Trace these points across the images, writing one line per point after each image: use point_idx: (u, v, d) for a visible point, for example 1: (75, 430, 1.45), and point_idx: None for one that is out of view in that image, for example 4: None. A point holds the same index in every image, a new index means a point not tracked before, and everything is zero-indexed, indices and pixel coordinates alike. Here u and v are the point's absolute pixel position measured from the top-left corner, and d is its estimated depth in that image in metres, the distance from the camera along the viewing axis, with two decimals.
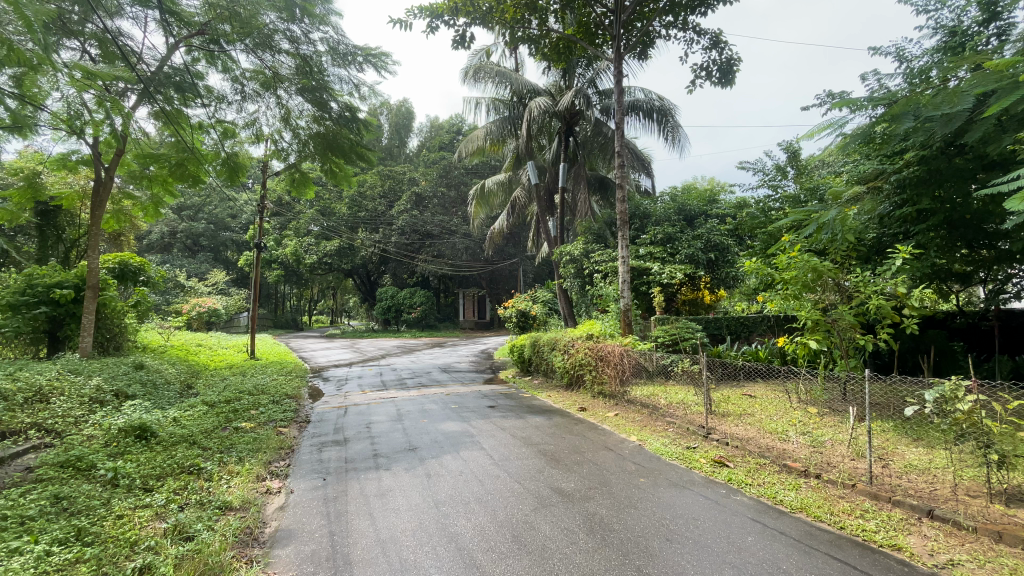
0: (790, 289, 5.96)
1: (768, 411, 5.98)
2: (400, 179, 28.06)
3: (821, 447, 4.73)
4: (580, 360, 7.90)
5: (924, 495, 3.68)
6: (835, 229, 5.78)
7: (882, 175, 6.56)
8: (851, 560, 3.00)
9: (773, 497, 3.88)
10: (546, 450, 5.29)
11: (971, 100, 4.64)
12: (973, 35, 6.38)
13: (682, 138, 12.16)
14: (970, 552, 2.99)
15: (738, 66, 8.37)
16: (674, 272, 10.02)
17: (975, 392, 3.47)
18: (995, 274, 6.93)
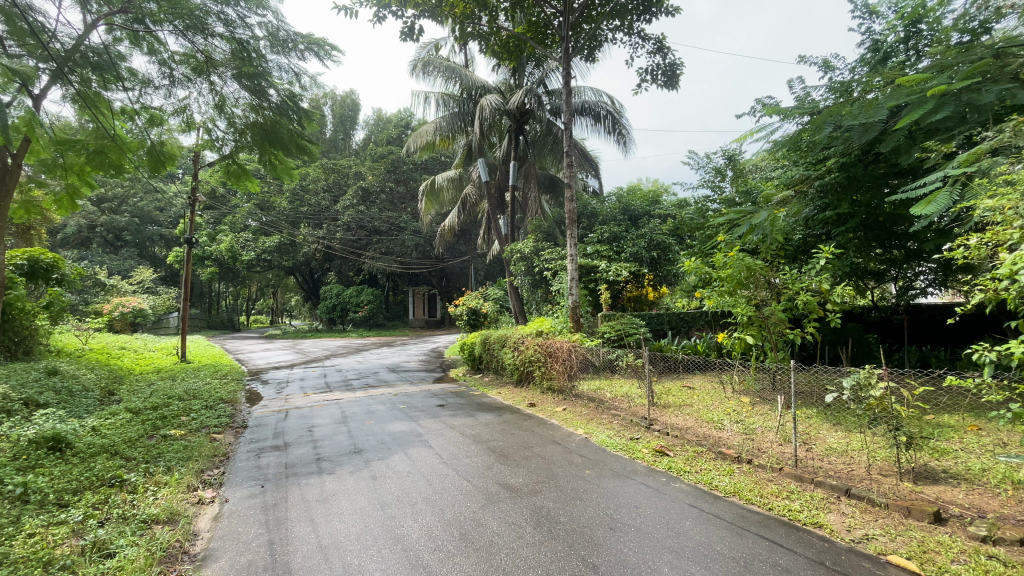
0: (724, 286, 6.27)
1: (705, 401, 6.28)
2: (345, 173, 27.13)
3: (752, 434, 5.01)
4: (529, 356, 7.93)
5: (842, 475, 3.98)
6: (766, 230, 6.17)
7: (807, 180, 7.02)
8: (778, 538, 3.21)
9: (708, 483, 4.08)
10: (495, 446, 5.29)
11: (885, 112, 5.08)
12: (892, 51, 6.90)
13: (628, 140, 12.53)
14: (882, 527, 3.28)
15: (681, 70, 8.67)
16: (620, 269, 10.36)
17: (885, 378, 3.80)
18: (904, 271, 7.60)
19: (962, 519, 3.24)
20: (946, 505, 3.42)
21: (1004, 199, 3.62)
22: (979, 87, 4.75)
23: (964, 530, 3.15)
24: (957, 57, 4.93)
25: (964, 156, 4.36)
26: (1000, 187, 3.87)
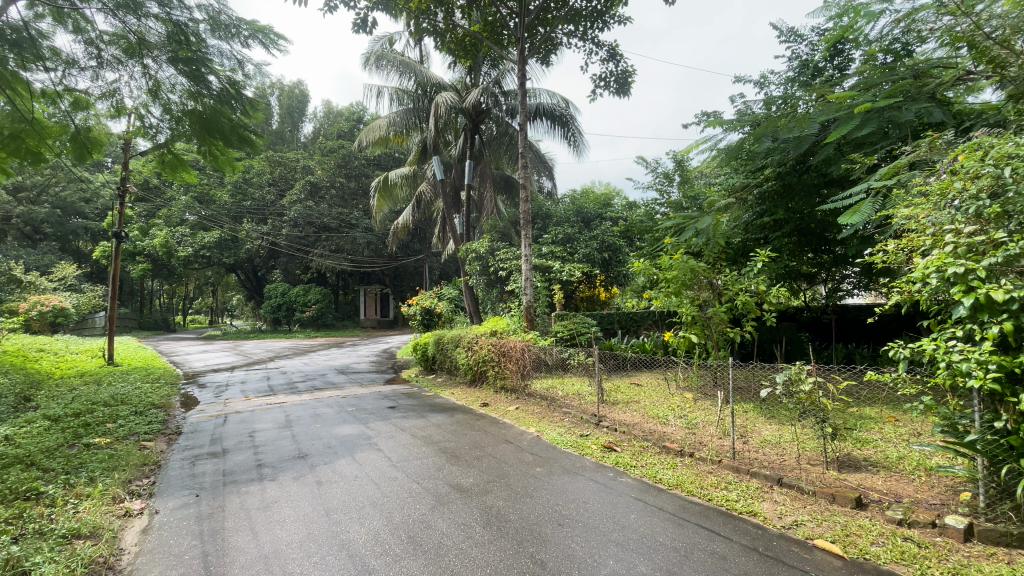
0: (671, 287, 6.50)
1: (651, 398, 6.49)
2: (292, 166, 26.10)
3: (694, 428, 5.23)
4: (482, 356, 7.88)
5: (775, 465, 4.22)
6: (709, 233, 6.53)
7: (747, 188, 7.38)
8: (716, 527, 3.36)
9: (653, 477, 4.22)
10: (446, 447, 5.24)
11: (817, 126, 5.43)
12: (822, 67, 7.38)
13: (582, 143, 12.76)
14: (809, 513, 3.50)
15: (633, 77, 8.91)
16: (573, 270, 10.50)
17: (813, 374, 4.07)
18: (833, 274, 8.16)
19: (880, 504, 3.52)
20: (866, 491, 3.69)
21: (917, 208, 3.95)
22: (899, 106, 5.16)
23: (882, 513, 3.42)
24: (882, 77, 5.40)
25: (886, 169, 4.74)
26: (915, 197, 4.21)
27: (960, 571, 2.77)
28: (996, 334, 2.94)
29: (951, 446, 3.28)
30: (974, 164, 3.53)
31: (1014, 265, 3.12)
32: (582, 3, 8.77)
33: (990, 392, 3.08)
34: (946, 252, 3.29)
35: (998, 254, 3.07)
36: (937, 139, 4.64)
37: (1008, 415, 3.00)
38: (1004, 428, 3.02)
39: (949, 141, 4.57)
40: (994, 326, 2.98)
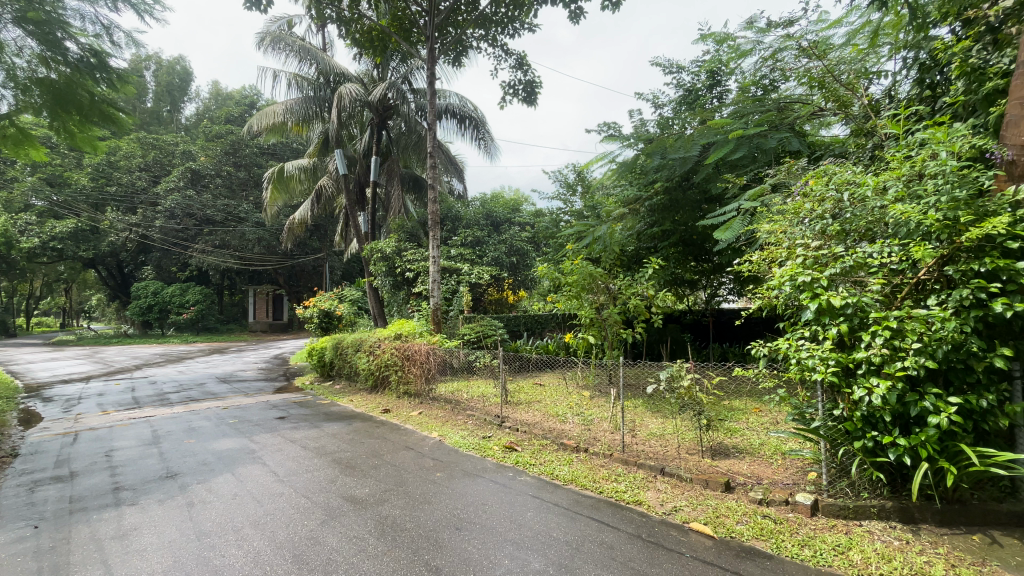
0: (572, 290, 6.80)
1: (552, 397, 6.72)
2: (170, 151, 23.39)
3: (590, 424, 5.51)
4: (385, 360, 7.60)
5: (659, 456, 4.56)
6: (606, 242, 7.03)
7: (639, 200, 7.89)
8: (605, 518, 3.55)
9: (550, 474, 4.35)
10: (341, 457, 4.99)
11: (698, 149, 6.19)
12: (703, 94, 8.12)
13: (491, 147, 12.88)
14: (687, 498, 3.83)
15: (539, 87, 9.17)
16: (482, 272, 10.54)
17: (691, 371, 4.49)
18: (712, 280, 9.09)
19: (745, 486, 3.95)
20: (734, 475, 4.13)
21: (777, 224, 4.51)
22: (765, 134, 5.88)
23: (746, 494, 3.84)
24: (753, 108, 6.13)
25: (754, 191, 5.40)
26: (775, 214, 4.80)
27: (806, 542, 3.19)
28: (835, 333, 3.46)
29: (801, 432, 3.79)
30: (821, 189, 4.11)
31: (850, 276, 3.69)
32: (492, 8, 8.87)
33: (830, 384, 3.60)
34: (798, 263, 3.80)
35: (837, 266, 3.62)
36: (793, 165, 5.34)
37: (844, 404, 3.54)
38: (841, 415, 3.55)
39: (802, 168, 5.28)
40: (833, 327, 3.50)
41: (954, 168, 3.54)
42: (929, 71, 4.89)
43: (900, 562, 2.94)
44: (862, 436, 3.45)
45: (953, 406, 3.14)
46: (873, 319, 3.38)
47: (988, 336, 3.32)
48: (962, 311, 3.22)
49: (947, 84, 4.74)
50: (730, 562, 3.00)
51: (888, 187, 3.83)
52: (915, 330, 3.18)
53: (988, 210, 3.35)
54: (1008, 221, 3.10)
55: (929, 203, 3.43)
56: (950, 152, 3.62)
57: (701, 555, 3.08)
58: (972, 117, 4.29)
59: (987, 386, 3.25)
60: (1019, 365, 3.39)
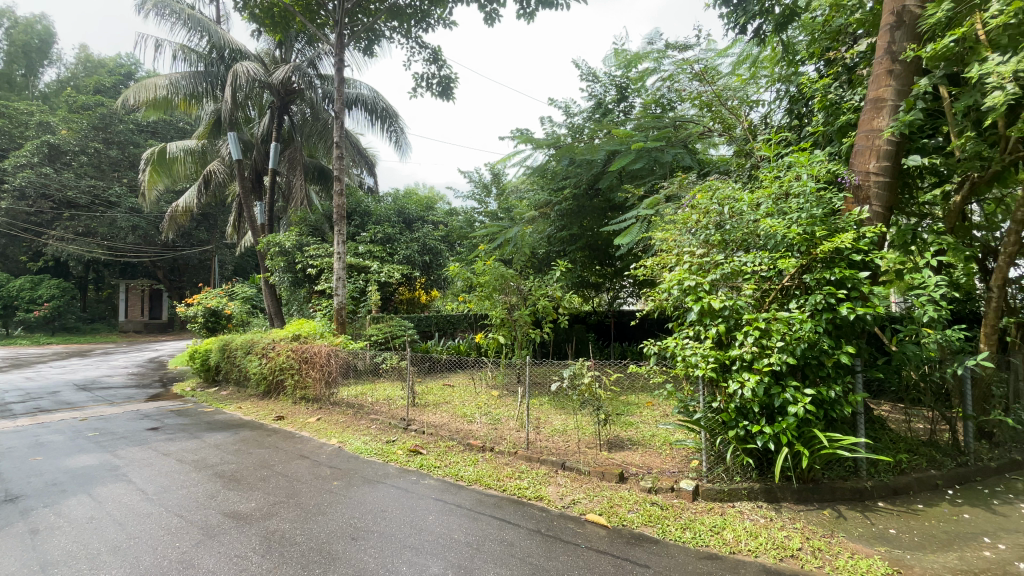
0: (483, 291, 6.81)
1: (460, 397, 6.69)
2: (22, 121, 19.98)
3: (497, 424, 5.55)
4: (280, 363, 7.06)
5: (560, 452, 4.71)
6: (517, 243, 7.32)
7: (550, 205, 8.12)
8: (507, 516, 3.60)
9: (454, 475, 4.33)
10: (225, 470, 4.56)
11: (603, 155, 6.56)
12: (611, 108, 8.46)
13: (404, 142, 12.55)
14: (584, 491, 4.00)
15: (454, 84, 9.09)
16: (392, 272, 10.30)
17: (592, 368, 4.72)
18: (615, 283, 9.60)
19: (637, 476, 4.20)
20: (628, 466, 4.38)
21: (668, 233, 4.88)
22: (663, 149, 6.32)
23: (638, 484, 4.09)
24: (653, 123, 6.60)
25: (649, 201, 5.83)
26: (667, 224, 5.20)
27: (688, 525, 3.47)
28: (714, 333, 3.82)
29: (685, 423, 4.13)
30: (707, 202, 4.51)
31: (728, 281, 4.08)
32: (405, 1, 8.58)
33: (709, 379, 3.95)
34: (685, 269, 4.14)
35: (717, 272, 4.00)
36: (685, 179, 5.82)
37: (721, 397, 3.91)
38: (719, 407, 3.91)
39: (692, 183, 5.77)
40: (713, 327, 3.86)
41: (812, 189, 4.05)
42: (797, 102, 5.56)
43: (765, 538, 3.30)
44: (735, 426, 3.84)
45: (808, 396, 3.60)
46: (746, 320, 3.78)
47: (837, 336, 3.85)
48: (817, 313, 3.70)
49: (811, 115, 5.42)
50: (621, 549, 3.17)
51: (760, 204, 4.29)
52: (779, 330, 3.61)
53: (839, 227, 3.87)
54: (852, 237, 3.62)
55: (793, 219, 3.90)
56: (810, 175, 4.14)
57: (595, 545, 3.22)
58: (829, 146, 4.95)
59: (834, 379, 3.76)
60: (859, 361, 3.97)
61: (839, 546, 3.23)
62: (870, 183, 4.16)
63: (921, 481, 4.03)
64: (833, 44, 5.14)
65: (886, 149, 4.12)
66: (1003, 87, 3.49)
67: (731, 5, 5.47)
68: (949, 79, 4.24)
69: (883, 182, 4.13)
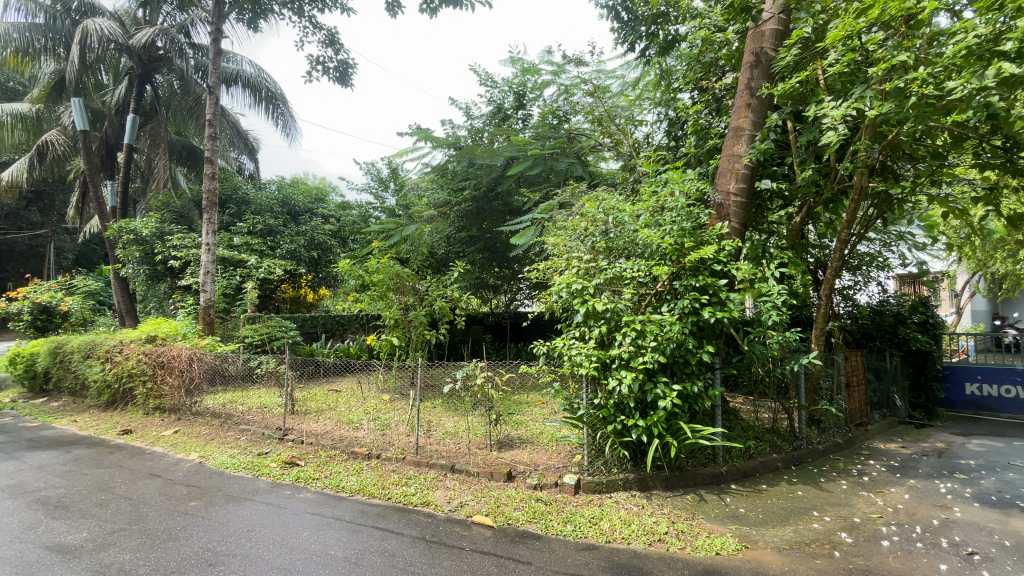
0: (376, 291, 6.44)
1: (346, 403, 6.34)
2: None
3: (385, 429, 5.33)
4: (128, 369, 6.13)
5: (450, 455, 4.63)
6: (414, 242, 7.19)
7: (449, 205, 8.10)
8: (389, 526, 3.46)
9: (335, 486, 4.07)
10: (48, 497, 3.82)
11: (502, 160, 6.80)
12: (510, 114, 8.61)
13: (293, 127, 11.67)
14: (472, 493, 3.97)
15: (353, 70, 8.62)
16: (274, 267, 9.52)
17: (484, 369, 4.74)
18: (512, 287, 9.75)
19: (524, 473, 4.29)
20: (516, 464, 4.45)
21: (560, 239, 5.11)
22: (557, 157, 6.63)
23: (524, 481, 4.17)
24: (550, 133, 6.85)
25: (544, 207, 6.04)
26: (559, 230, 5.41)
27: (569, 518, 3.62)
28: (597, 334, 4.03)
29: (569, 420, 4.31)
30: (594, 211, 4.77)
31: (611, 286, 4.34)
32: None
33: (592, 378, 4.17)
34: (574, 273, 4.33)
35: (601, 277, 4.24)
36: (576, 188, 6.11)
37: (601, 394, 4.15)
38: (600, 403, 4.16)
39: (583, 192, 6.08)
40: (596, 328, 4.07)
41: (683, 205, 4.47)
42: (675, 125, 6.10)
43: (636, 525, 3.55)
44: (614, 420, 4.10)
45: (675, 391, 3.95)
46: (624, 322, 4.04)
47: (701, 337, 4.28)
48: (684, 316, 4.09)
49: (685, 137, 5.98)
50: (506, 548, 3.21)
51: (639, 215, 4.63)
52: (652, 331, 3.93)
53: (704, 239, 4.32)
54: (714, 249, 4.06)
55: (666, 230, 4.27)
56: (682, 192, 4.56)
57: (480, 547, 3.22)
58: (698, 166, 5.50)
59: (697, 376, 4.19)
60: (718, 360, 4.46)
61: (698, 527, 3.57)
62: (730, 202, 4.69)
63: (765, 464, 4.62)
64: (706, 74, 5.69)
65: (743, 172, 4.67)
66: (833, 126, 4.13)
67: (621, 20, 5.90)
68: (793, 115, 4.93)
69: (740, 202, 4.68)
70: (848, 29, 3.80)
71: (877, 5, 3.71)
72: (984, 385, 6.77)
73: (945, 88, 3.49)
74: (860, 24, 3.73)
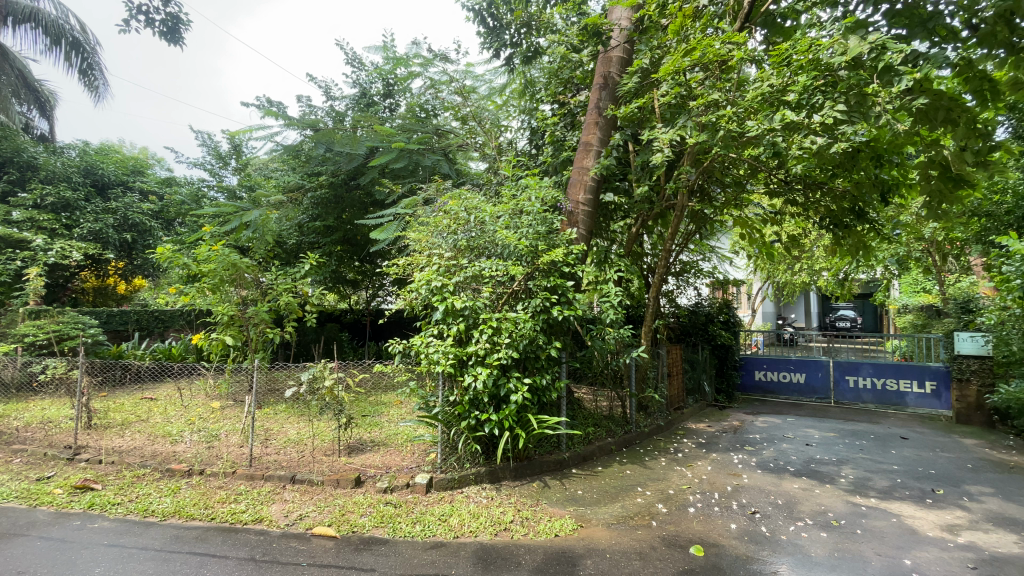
0: (206, 282, 5.67)
1: (164, 413, 5.50)
2: None
3: (213, 441, 4.74)
4: None
5: (291, 464, 4.28)
6: (257, 228, 6.42)
7: (301, 190, 7.58)
8: (212, 549, 3.08)
9: (143, 511, 3.50)
10: None
11: (363, 149, 6.48)
12: (375, 101, 8.21)
13: (102, 86, 9.81)
14: (313, 503, 3.72)
15: (187, 27, 7.38)
16: (70, 250, 7.83)
17: (334, 371, 4.47)
18: (374, 282, 9.39)
19: (373, 478, 4.14)
20: (366, 469, 4.28)
21: (421, 234, 4.99)
22: (423, 153, 6.57)
23: (373, 486, 4.02)
24: (416, 126, 6.71)
25: (407, 202, 5.90)
26: (420, 225, 5.34)
27: (418, 518, 3.59)
28: (454, 331, 4.05)
29: (424, 419, 4.28)
30: (457, 209, 4.77)
31: (470, 283, 4.41)
32: None
33: (448, 375, 4.19)
34: (433, 270, 4.30)
35: (461, 275, 4.27)
36: (440, 185, 6.08)
37: (456, 391, 4.21)
38: (454, 400, 4.21)
39: (447, 189, 6.08)
40: (454, 326, 4.09)
41: (538, 210, 4.73)
42: (536, 134, 6.43)
43: (484, 517, 3.66)
44: (468, 416, 4.19)
45: (526, 386, 4.16)
46: (481, 319, 4.14)
47: (550, 333, 4.58)
48: (536, 314, 4.36)
49: (544, 146, 6.33)
50: (348, 557, 3.07)
51: (499, 217, 4.78)
52: (507, 328, 4.09)
53: (556, 243, 4.64)
54: (563, 253, 4.38)
55: (523, 233, 4.50)
56: (538, 198, 4.83)
57: (318, 560, 3.03)
58: (554, 175, 5.87)
59: (545, 370, 4.46)
60: (565, 354, 4.81)
61: (541, 512, 3.81)
62: (578, 211, 5.08)
63: (602, 448, 5.13)
64: (563, 88, 6.09)
65: (591, 184, 5.09)
66: (663, 150, 4.72)
67: (486, 26, 5.98)
68: (632, 137, 5.56)
69: (587, 211, 5.10)
70: (677, 65, 4.36)
71: (698, 49, 4.31)
72: (768, 372, 8.34)
73: (744, 127, 4.19)
74: (685, 63, 4.30)
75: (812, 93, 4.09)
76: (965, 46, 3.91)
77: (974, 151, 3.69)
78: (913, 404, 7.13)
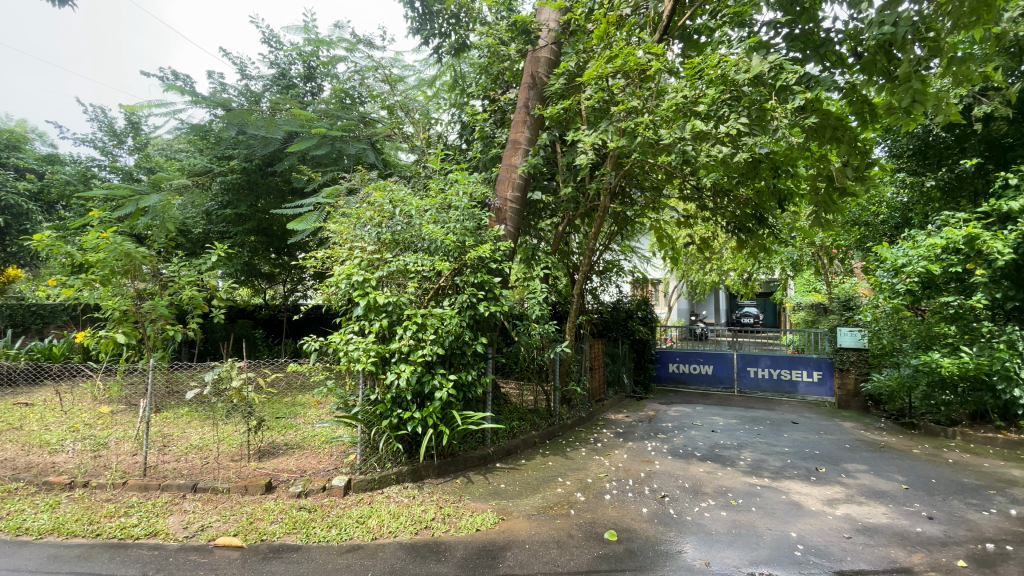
0: (94, 274, 5.11)
1: (41, 420, 4.92)
2: None
3: (100, 449, 4.31)
4: None
5: (192, 472, 3.99)
6: (156, 215, 5.87)
7: (209, 174, 7.01)
8: (97, 568, 2.81)
9: (13, 530, 3.12)
10: None
11: (281, 134, 6.11)
12: (296, 83, 7.77)
13: None
14: (217, 513, 3.50)
15: None
16: None
17: (243, 371, 4.21)
18: (291, 276, 8.92)
19: (286, 482, 3.96)
20: (278, 474, 4.08)
21: (343, 225, 4.73)
22: (347, 141, 6.31)
23: (286, 491, 3.85)
24: (339, 112, 6.43)
25: (329, 192, 5.65)
26: (341, 218, 5.14)
27: (334, 522, 3.48)
28: (377, 328, 3.95)
29: (343, 419, 4.16)
30: (382, 201, 4.59)
31: (394, 278, 4.31)
32: None
33: (369, 373, 4.09)
34: (354, 264, 4.16)
35: (384, 269, 4.16)
36: (365, 176, 5.88)
37: (378, 389, 4.12)
38: (375, 399, 4.12)
39: (372, 180, 5.89)
40: (376, 322, 3.98)
41: (466, 205, 4.73)
42: (466, 128, 6.40)
43: (404, 516, 3.62)
44: (390, 415, 4.13)
45: (451, 382, 4.15)
46: (406, 315, 4.06)
47: (476, 330, 4.61)
48: (462, 310, 4.36)
49: (473, 141, 6.32)
50: (255, 567, 2.92)
51: (426, 211, 4.71)
52: (432, 324, 4.06)
53: (483, 240, 4.66)
54: (489, 250, 4.41)
55: (450, 228, 4.48)
56: (465, 194, 4.82)
57: (222, 572, 2.87)
58: (483, 171, 5.87)
59: (471, 366, 4.47)
60: (491, 350, 4.85)
61: (463, 508, 3.84)
62: (506, 208, 5.12)
63: (525, 442, 5.25)
64: (493, 85, 6.10)
65: (519, 182, 5.14)
66: (587, 152, 4.87)
67: (414, 10, 5.76)
68: (560, 138, 5.69)
69: (515, 209, 5.15)
70: (601, 70, 4.51)
71: (620, 57, 4.47)
72: (682, 364, 8.90)
73: (660, 134, 4.40)
74: (608, 69, 4.46)
75: (720, 106, 4.39)
76: (851, 72, 4.38)
77: (854, 166, 4.19)
78: (803, 391, 7.95)
